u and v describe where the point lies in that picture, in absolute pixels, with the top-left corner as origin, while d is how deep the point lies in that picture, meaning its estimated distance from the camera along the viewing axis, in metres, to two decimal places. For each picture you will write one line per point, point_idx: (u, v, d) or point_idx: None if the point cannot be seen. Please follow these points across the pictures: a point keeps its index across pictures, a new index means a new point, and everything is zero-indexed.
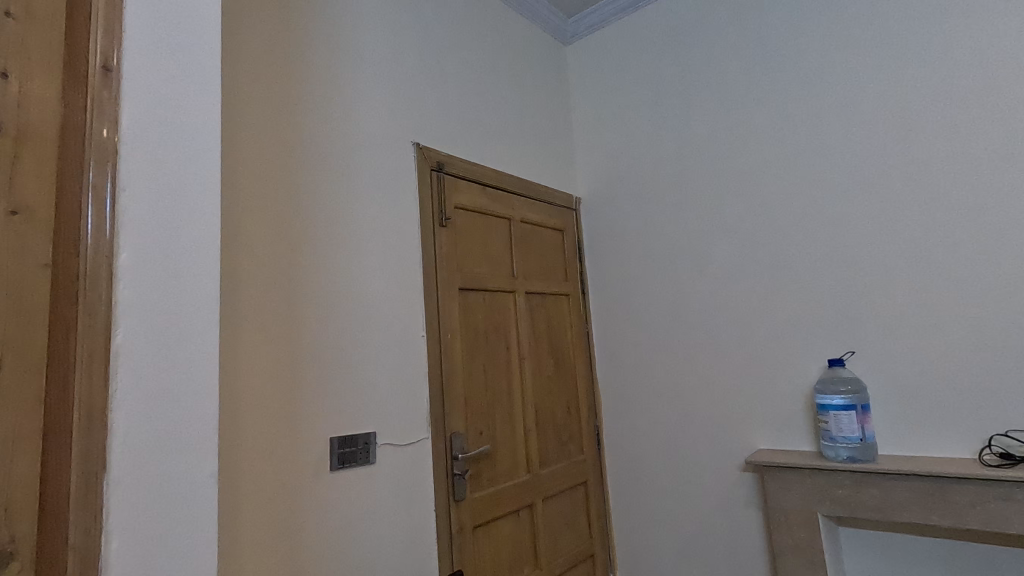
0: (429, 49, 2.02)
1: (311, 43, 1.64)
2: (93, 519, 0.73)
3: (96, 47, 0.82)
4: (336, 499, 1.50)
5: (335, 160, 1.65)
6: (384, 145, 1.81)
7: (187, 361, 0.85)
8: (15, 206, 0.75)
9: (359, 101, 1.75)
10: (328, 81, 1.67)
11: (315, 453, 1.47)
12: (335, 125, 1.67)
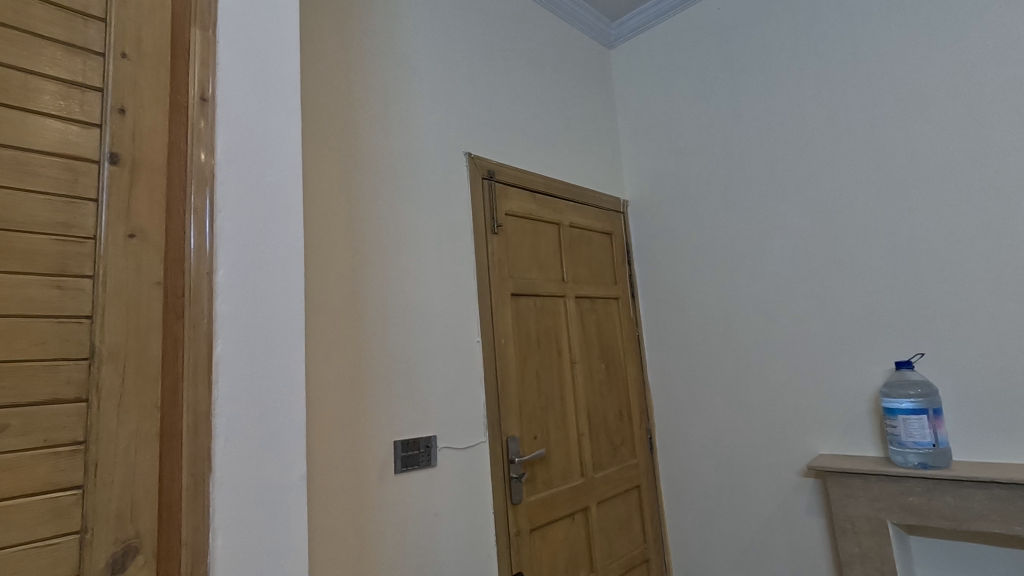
0: (478, 60, 2.07)
1: (368, 62, 1.71)
2: (201, 516, 0.80)
3: (194, 80, 0.90)
4: (401, 501, 1.55)
5: (392, 173, 1.71)
6: (438, 155, 1.86)
7: (279, 370, 0.91)
8: (133, 229, 0.82)
9: (413, 114, 1.81)
10: (385, 96, 1.73)
11: (380, 456, 1.53)
12: (392, 139, 1.73)
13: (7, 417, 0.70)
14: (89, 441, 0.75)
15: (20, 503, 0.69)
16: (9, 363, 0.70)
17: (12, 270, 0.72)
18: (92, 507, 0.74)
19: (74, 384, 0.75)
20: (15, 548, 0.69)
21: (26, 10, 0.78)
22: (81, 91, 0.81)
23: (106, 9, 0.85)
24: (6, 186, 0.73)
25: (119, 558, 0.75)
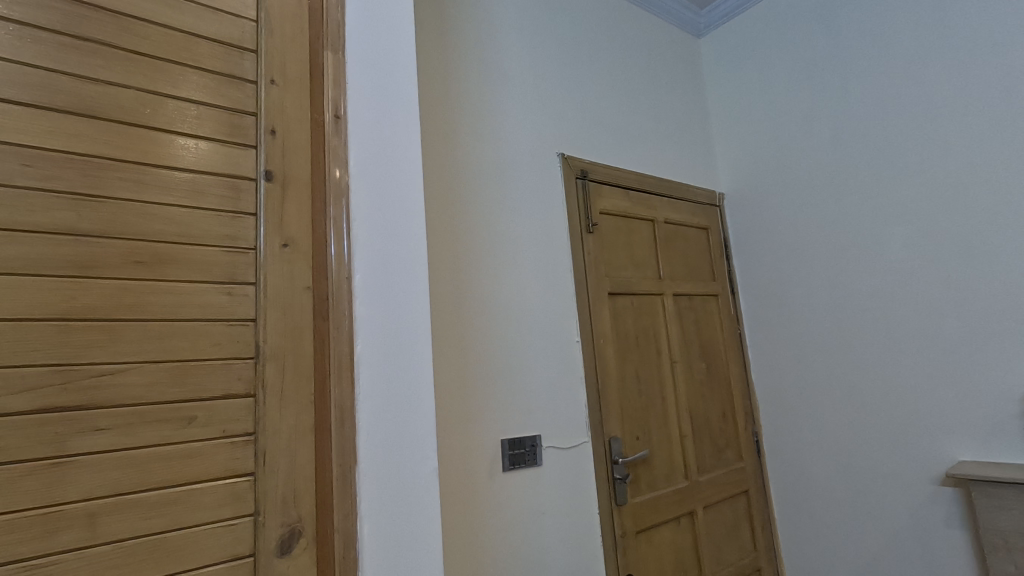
0: (568, 60, 2.06)
1: (466, 71, 1.76)
2: (350, 505, 0.86)
3: (328, 100, 0.97)
4: (510, 498, 1.58)
5: (490, 176, 1.75)
6: (532, 157, 1.87)
7: (409, 368, 0.96)
8: (286, 239, 0.89)
9: (508, 119, 1.84)
10: (481, 103, 1.77)
11: (489, 455, 1.57)
12: (489, 144, 1.77)
13: (194, 409, 0.77)
14: (257, 432, 0.81)
15: (206, 487, 0.76)
16: (191, 362, 0.78)
17: (192, 278, 0.80)
18: (262, 492, 0.80)
19: (244, 381, 0.82)
20: (203, 527, 0.75)
21: (195, 48, 0.86)
22: (240, 116, 0.89)
23: (257, 41, 0.93)
24: (183, 205, 0.81)
25: (286, 539, 0.81)
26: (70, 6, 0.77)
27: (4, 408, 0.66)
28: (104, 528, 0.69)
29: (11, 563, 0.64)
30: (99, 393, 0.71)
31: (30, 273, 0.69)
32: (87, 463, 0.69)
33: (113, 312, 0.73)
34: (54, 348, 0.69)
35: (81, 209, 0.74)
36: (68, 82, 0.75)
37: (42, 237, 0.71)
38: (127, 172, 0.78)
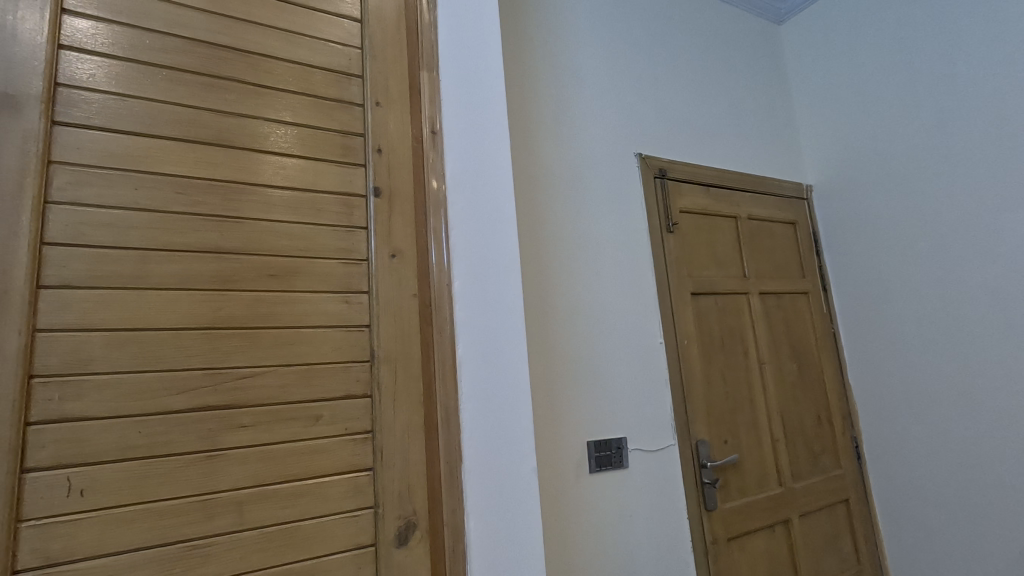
0: (643, 57, 2.03)
1: (543, 77, 1.78)
2: (457, 500, 0.91)
3: (425, 117, 1.03)
4: (598, 501, 1.58)
5: (568, 180, 1.75)
6: (610, 159, 1.86)
7: (506, 370, 1.00)
8: (394, 250, 0.95)
9: (586, 121, 1.83)
10: (559, 106, 1.78)
11: (575, 456, 1.58)
12: (568, 148, 1.78)
13: (320, 408, 0.84)
14: (374, 431, 0.87)
15: (333, 480, 0.83)
16: (317, 365, 0.85)
17: (314, 288, 0.87)
18: (381, 486, 0.86)
19: (362, 383, 0.88)
20: (331, 517, 0.82)
21: (311, 78, 0.94)
22: (350, 137, 0.96)
23: (362, 67, 1.00)
24: (305, 222, 0.89)
25: (404, 531, 0.86)
26: (208, 49, 0.86)
27: (167, 406, 0.74)
28: (250, 515, 0.77)
29: (177, 544, 0.72)
30: (242, 394, 0.79)
31: (184, 287, 0.78)
32: (234, 456, 0.77)
33: (251, 320, 0.82)
34: (205, 353, 0.78)
35: (223, 229, 0.82)
36: (209, 117, 0.85)
37: (192, 255, 0.79)
38: (258, 194, 0.86)
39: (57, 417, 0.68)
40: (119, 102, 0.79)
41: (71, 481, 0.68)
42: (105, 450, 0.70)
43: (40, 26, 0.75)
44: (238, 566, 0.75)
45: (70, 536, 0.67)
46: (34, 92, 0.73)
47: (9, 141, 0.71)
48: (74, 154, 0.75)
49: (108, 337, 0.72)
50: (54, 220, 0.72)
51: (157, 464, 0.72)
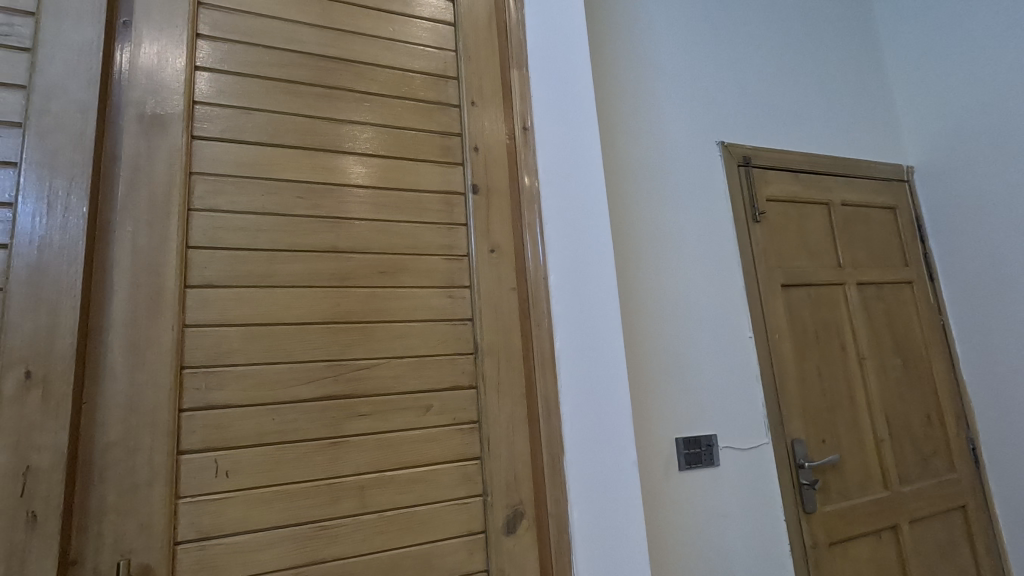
0: (722, 31, 1.88)
1: (615, 52, 1.65)
2: (560, 491, 0.91)
3: (516, 114, 1.05)
4: (688, 501, 1.46)
5: (645, 162, 1.61)
6: (692, 141, 1.70)
7: (602, 361, 0.99)
8: (493, 245, 0.97)
9: (664, 97, 1.69)
10: (635, 82, 1.65)
11: (662, 453, 1.46)
12: (646, 125, 1.63)
13: (430, 399, 0.88)
14: (481, 421, 0.90)
15: (444, 467, 0.86)
16: (426, 356, 0.89)
17: (421, 284, 0.91)
18: (490, 475, 0.88)
19: (467, 374, 0.91)
20: (444, 503, 0.85)
21: (411, 83, 0.98)
22: (448, 138, 0.99)
23: (457, 68, 1.03)
24: (410, 221, 0.93)
25: (512, 520, 0.88)
26: (321, 62, 0.92)
27: (296, 395, 0.80)
28: (371, 499, 0.81)
29: (309, 524, 0.77)
30: (360, 384, 0.84)
31: (306, 285, 0.83)
32: (356, 443, 0.82)
33: (366, 315, 0.86)
34: (327, 346, 0.83)
35: (338, 230, 0.87)
36: (322, 126, 0.90)
37: (312, 254, 0.85)
38: (368, 195, 0.91)
39: (204, 405, 0.75)
40: (246, 116, 0.85)
41: (218, 463, 0.74)
42: (245, 435, 0.76)
43: (179, 51, 0.83)
44: (363, 548, 0.79)
45: (220, 513, 0.73)
46: (177, 111, 0.81)
47: (159, 155, 0.79)
48: (210, 165, 0.81)
49: (245, 332, 0.79)
50: (196, 226, 0.79)
51: (289, 449, 0.78)
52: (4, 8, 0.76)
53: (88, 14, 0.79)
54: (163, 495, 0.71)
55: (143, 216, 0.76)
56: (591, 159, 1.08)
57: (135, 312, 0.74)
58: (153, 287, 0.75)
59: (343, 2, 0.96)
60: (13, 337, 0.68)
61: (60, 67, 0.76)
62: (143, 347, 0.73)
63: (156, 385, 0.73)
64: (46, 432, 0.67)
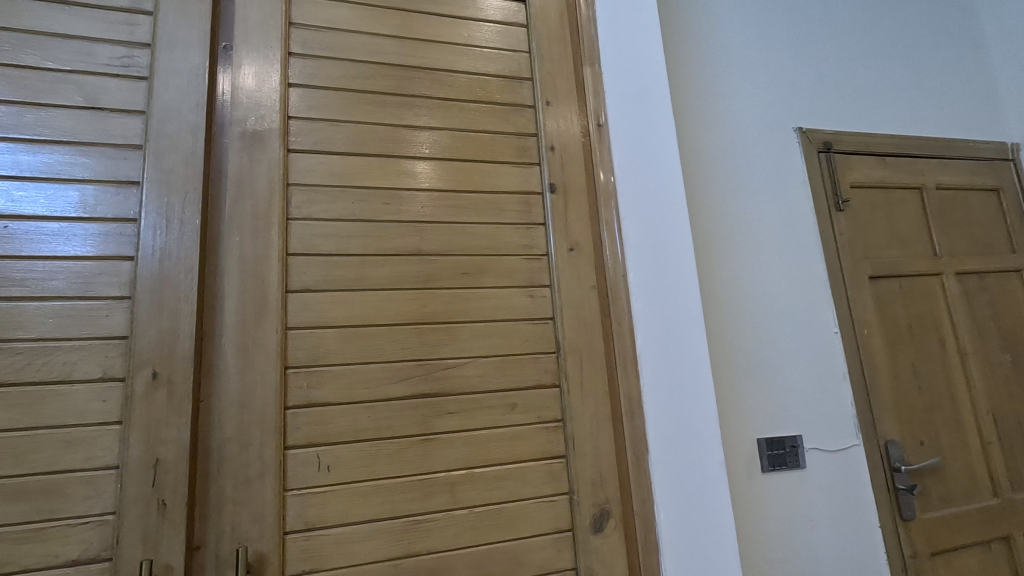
0: (798, 11, 1.79)
1: (682, 39, 1.59)
2: (646, 491, 0.90)
3: (591, 110, 1.04)
4: (772, 503, 1.36)
5: (717, 151, 1.54)
6: (766, 127, 1.62)
7: (686, 360, 0.97)
8: (572, 243, 0.97)
9: (735, 84, 1.61)
10: (704, 69, 1.59)
11: (744, 453, 1.38)
12: (717, 113, 1.56)
13: (514, 398, 0.89)
14: (565, 420, 0.90)
15: (530, 465, 0.87)
16: (510, 355, 0.90)
17: (503, 284, 0.92)
18: (575, 474, 0.88)
19: (550, 373, 0.92)
20: (531, 500, 0.86)
21: (487, 86, 1.00)
22: (524, 138, 1.00)
23: (531, 69, 1.04)
24: (491, 222, 0.94)
25: (598, 519, 0.88)
26: (401, 72, 0.95)
27: (388, 394, 0.83)
28: (461, 495, 0.83)
29: (404, 518, 0.80)
30: (448, 383, 0.86)
31: (394, 288, 0.87)
32: (445, 441, 0.84)
33: (451, 315, 0.88)
34: (415, 346, 0.86)
35: (423, 234, 0.90)
36: (403, 133, 0.93)
37: (399, 258, 0.88)
38: (448, 199, 0.93)
39: (306, 403, 0.79)
40: (335, 128, 0.90)
41: (319, 458, 0.78)
42: (343, 431, 0.80)
43: (274, 70, 0.88)
44: (454, 542, 0.81)
45: (323, 505, 0.77)
46: (274, 127, 0.86)
47: (260, 168, 0.84)
48: (305, 176, 0.86)
49: (340, 333, 0.83)
50: (294, 234, 0.84)
51: (384, 445, 0.81)
52: (124, 40, 0.83)
53: (194, 41, 0.85)
54: (273, 487, 0.75)
55: (247, 227, 0.82)
56: (664, 153, 1.06)
57: (243, 315, 0.79)
58: (258, 293, 0.80)
59: (419, 12, 0.99)
60: (141, 340, 0.75)
61: (172, 92, 0.83)
62: (251, 349, 0.78)
63: (263, 384, 0.78)
64: (172, 427, 0.73)
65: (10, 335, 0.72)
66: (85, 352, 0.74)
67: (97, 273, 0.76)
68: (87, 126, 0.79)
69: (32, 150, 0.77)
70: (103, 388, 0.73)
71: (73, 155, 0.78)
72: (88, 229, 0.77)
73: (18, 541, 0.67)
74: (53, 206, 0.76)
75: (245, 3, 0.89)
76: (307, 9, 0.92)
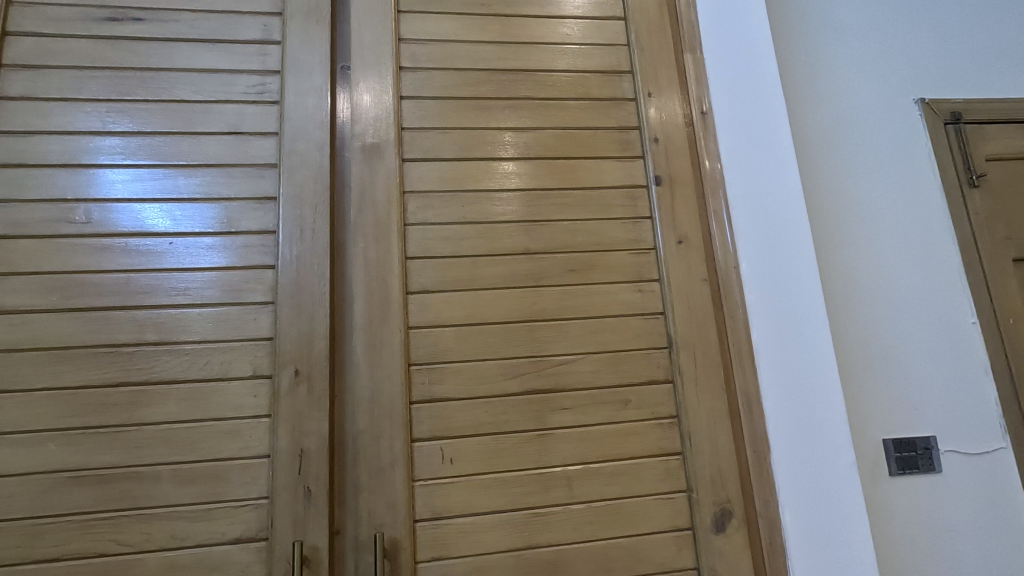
0: None
1: (782, 15, 1.51)
2: (769, 491, 0.87)
3: (694, 98, 1.01)
4: (902, 509, 1.23)
5: (826, 130, 1.43)
6: (882, 100, 1.48)
7: (809, 354, 0.91)
8: (680, 236, 0.95)
9: (844, 56, 1.49)
10: (808, 44, 1.49)
11: (868, 454, 1.26)
12: (824, 89, 1.46)
13: (628, 394, 0.88)
14: (680, 416, 0.88)
15: (646, 462, 0.86)
16: (621, 351, 0.90)
17: (612, 279, 0.92)
18: (693, 471, 0.86)
19: (663, 368, 0.90)
20: (649, 497, 0.85)
21: (587, 83, 1.00)
22: (627, 132, 0.99)
23: (630, 62, 1.02)
24: (596, 218, 0.94)
25: (719, 518, 0.85)
26: (503, 76, 0.98)
27: (504, 389, 0.85)
28: (578, 489, 0.84)
29: (524, 511, 0.82)
30: (561, 379, 0.87)
31: (506, 287, 0.89)
32: (561, 436, 0.85)
33: (561, 312, 0.89)
34: (528, 343, 0.88)
35: (531, 233, 0.92)
36: (507, 135, 0.95)
37: (509, 257, 0.90)
38: (553, 198, 0.94)
39: (428, 398, 0.83)
40: (443, 135, 0.93)
41: (443, 450, 0.82)
42: (464, 425, 0.83)
43: (387, 85, 0.93)
44: (573, 536, 0.82)
45: (448, 495, 0.81)
46: (389, 138, 0.91)
47: (378, 178, 0.89)
48: (418, 184, 0.91)
49: (457, 331, 0.86)
50: (411, 239, 0.89)
51: (502, 439, 0.84)
52: (258, 70, 0.92)
53: (316, 64, 0.93)
54: (403, 478, 0.80)
55: (370, 234, 0.87)
56: (775, 136, 1.00)
57: (370, 316, 0.85)
58: (382, 295, 0.85)
59: (518, 16, 1.01)
60: (284, 341, 0.82)
61: (300, 113, 0.90)
62: (378, 347, 0.84)
63: (390, 380, 0.83)
64: (314, 420, 0.81)
65: (177, 337, 0.82)
66: (238, 352, 0.82)
67: (244, 281, 0.85)
68: (231, 149, 0.88)
69: (187, 174, 0.87)
70: (255, 384, 0.82)
71: (220, 176, 0.88)
72: (234, 242, 0.86)
73: (192, 519, 0.77)
74: (206, 223, 0.86)
75: (359, 25, 0.96)
76: (414, 24, 0.97)
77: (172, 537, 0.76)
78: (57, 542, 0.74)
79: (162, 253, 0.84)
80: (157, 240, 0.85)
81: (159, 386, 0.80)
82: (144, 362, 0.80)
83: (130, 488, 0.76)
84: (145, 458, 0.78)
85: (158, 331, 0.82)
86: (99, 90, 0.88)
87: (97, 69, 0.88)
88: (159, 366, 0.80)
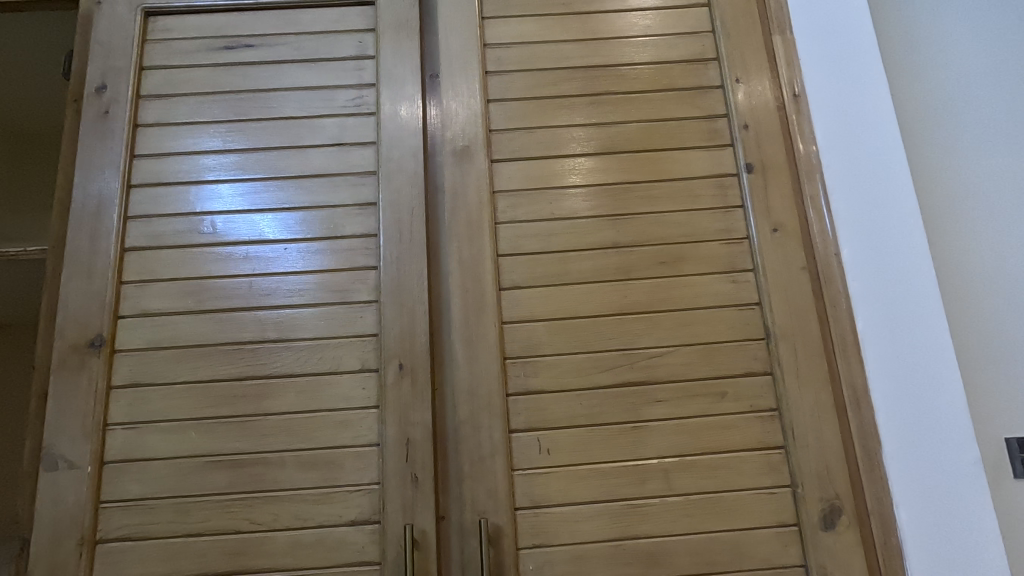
0: None
1: None
2: (882, 489, 0.83)
3: (785, 81, 0.98)
4: None
5: (931, 101, 1.32)
6: (999, 61, 1.33)
7: (922, 345, 0.86)
8: (775, 224, 0.92)
9: (950, 21, 1.37)
10: (908, 13, 1.38)
11: (991, 454, 1.13)
12: (928, 58, 1.34)
13: (724, 386, 0.87)
14: (781, 408, 0.86)
15: (745, 455, 0.84)
16: (716, 342, 0.88)
17: (703, 271, 0.91)
18: (797, 466, 0.83)
19: (761, 360, 0.88)
20: (750, 491, 0.83)
21: (671, 74, 0.99)
22: (714, 120, 0.97)
23: (716, 49, 1.00)
24: (685, 210, 0.93)
25: (828, 515, 0.82)
26: (585, 73, 0.99)
27: (597, 382, 0.86)
28: (676, 482, 0.83)
29: (622, 502, 0.83)
30: (654, 371, 0.87)
31: (596, 281, 0.90)
32: (656, 428, 0.85)
33: (653, 305, 0.89)
34: (620, 336, 0.88)
35: (619, 227, 0.92)
36: (591, 131, 0.96)
37: (598, 252, 0.91)
38: (640, 191, 0.94)
39: (524, 391, 0.86)
40: (529, 134, 0.96)
41: (540, 441, 0.84)
42: (559, 417, 0.85)
43: (474, 90, 0.97)
44: (673, 528, 0.82)
45: (547, 485, 0.83)
46: (478, 141, 0.95)
47: (469, 180, 0.93)
48: (507, 183, 0.94)
49: (549, 326, 0.88)
50: (502, 237, 0.92)
51: (597, 431, 0.85)
52: (355, 84, 0.98)
53: (408, 75, 0.98)
54: (502, 467, 0.83)
55: (464, 234, 0.91)
56: (875, 116, 0.95)
57: (466, 312, 0.88)
58: (477, 292, 0.89)
59: (598, 13, 1.01)
60: (388, 337, 0.88)
61: (395, 122, 0.96)
62: (475, 342, 0.87)
63: (487, 374, 0.86)
64: (418, 411, 0.85)
65: (294, 335, 0.89)
66: (347, 348, 0.88)
67: (349, 282, 0.91)
68: (334, 160, 0.95)
69: (296, 185, 0.95)
70: (363, 377, 0.87)
71: (325, 186, 0.94)
72: (339, 246, 0.92)
73: (313, 502, 0.83)
74: (314, 229, 0.93)
75: (445, 34, 1.00)
76: (498, 30, 1.00)
77: (296, 517, 0.83)
78: (200, 519, 0.83)
79: (277, 258, 0.92)
80: (273, 247, 0.92)
81: (279, 380, 0.87)
82: (266, 358, 0.88)
83: (259, 472, 0.84)
84: (271, 445, 0.85)
85: (276, 329, 0.89)
86: (220, 113, 0.97)
87: (217, 94, 0.98)
88: (279, 362, 0.88)
